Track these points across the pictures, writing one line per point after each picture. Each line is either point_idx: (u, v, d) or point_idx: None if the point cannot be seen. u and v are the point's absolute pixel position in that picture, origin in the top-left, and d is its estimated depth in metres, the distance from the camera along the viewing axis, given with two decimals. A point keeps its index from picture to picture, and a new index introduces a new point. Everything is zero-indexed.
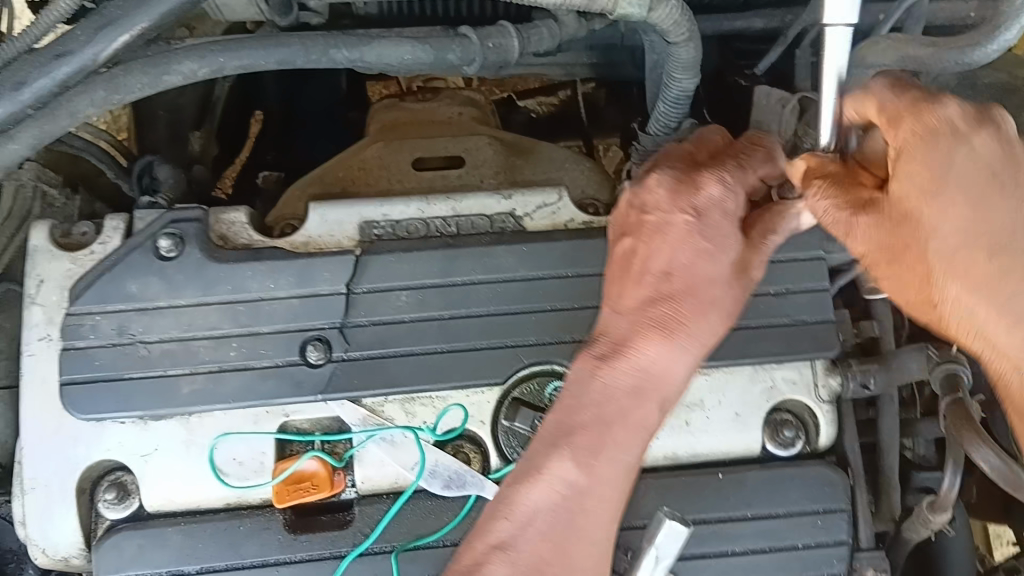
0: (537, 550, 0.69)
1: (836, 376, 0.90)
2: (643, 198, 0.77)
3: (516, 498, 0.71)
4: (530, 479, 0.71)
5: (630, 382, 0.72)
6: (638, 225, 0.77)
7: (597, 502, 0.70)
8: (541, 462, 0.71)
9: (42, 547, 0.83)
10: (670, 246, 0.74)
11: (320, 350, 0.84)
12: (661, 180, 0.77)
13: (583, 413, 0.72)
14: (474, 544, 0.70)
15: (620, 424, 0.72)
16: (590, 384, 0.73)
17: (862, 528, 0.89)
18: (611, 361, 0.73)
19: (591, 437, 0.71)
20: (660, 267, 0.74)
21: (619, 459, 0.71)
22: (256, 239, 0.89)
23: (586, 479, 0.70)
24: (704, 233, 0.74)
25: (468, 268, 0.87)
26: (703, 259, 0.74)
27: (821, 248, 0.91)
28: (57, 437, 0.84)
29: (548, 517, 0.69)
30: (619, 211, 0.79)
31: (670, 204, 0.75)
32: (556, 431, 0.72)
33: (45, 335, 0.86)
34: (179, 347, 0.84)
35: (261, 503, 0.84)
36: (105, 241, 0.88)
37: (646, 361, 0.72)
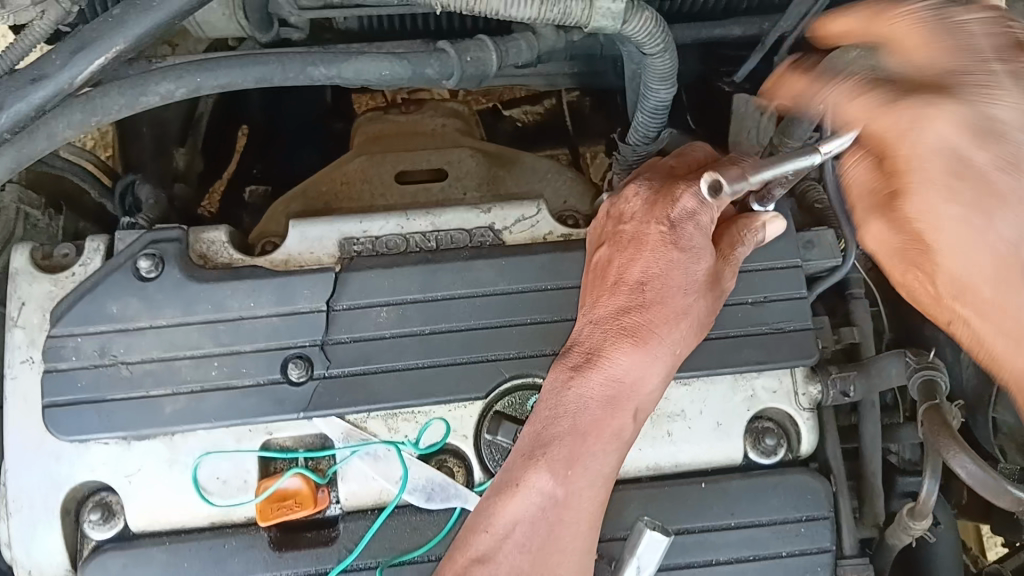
0: (516, 562, 0.69)
1: (816, 384, 0.91)
2: (620, 209, 0.80)
3: (494, 511, 0.71)
4: (508, 491, 0.71)
5: (603, 391, 0.73)
6: (615, 235, 0.79)
7: (573, 512, 0.70)
8: (518, 475, 0.71)
9: (27, 569, 0.83)
10: (642, 255, 0.75)
11: (301, 367, 0.85)
12: (638, 190, 0.80)
13: (558, 424, 0.72)
14: (454, 556, 0.71)
15: (595, 434, 0.72)
16: (564, 394, 0.73)
17: (846, 536, 0.90)
18: (584, 371, 0.73)
19: (566, 448, 0.71)
20: (634, 277, 0.75)
21: (594, 470, 0.72)
22: (236, 258, 0.90)
23: (562, 489, 0.70)
24: (677, 244, 0.75)
25: (448, 282, 0.88)
26: (674, 269, 0.74)
27: (800, 256, 0.92)
28: (41, 458, 0.84)
29: (527, 528, 0.70)
30: (600, 223, 0.82)
31: (645, 213, 0.77)
32: (533, 444, 0.73)
33: (27, 357, 0.86)
34: (161, 366, 0.84)
35: (244, 522, 0.84)
36: (86, 262, 0.89)
37: (619, 371, 0.72)
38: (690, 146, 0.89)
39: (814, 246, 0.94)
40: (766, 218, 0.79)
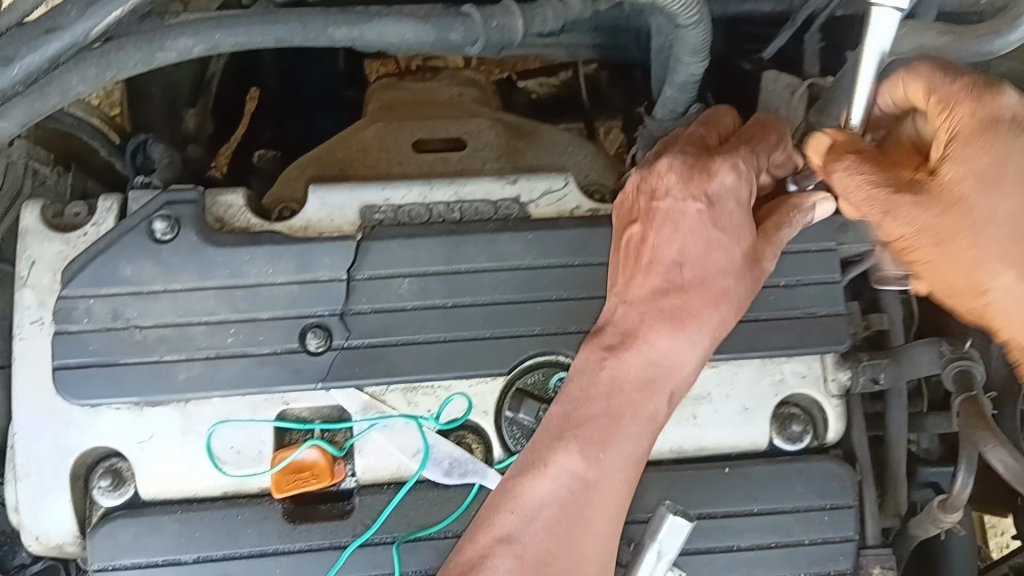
0: (542, 544, 0.67)
1: (845, 371, 0.89)
2: (653, 184, 0.76)
3: (521, 491, 0.69)
4: (533, 472, 0.69)
5: (639, 373, 0.71)
6: (648, 212, 0.76)
7: (605, 496, 0.68)
8: (546, 454, 0.70)
9: (35, 535, 0.81)
10: (681, 234, 0.73)
11: (320, 337, 0.82)
12: (672, 165, 0.76)
13: (590, 406, 0.71)
14: (476, 538, 0.69)
15: (629, 417, 0.70)
16: (598, 375, 0.71)
17: (869, 525, 0.88)
18: (619, 351, 0.72)
19: (599, 429, 0.69)
20: (670, 256, 0.73)
21: (627, 452, 0.70)
22: (254, 222, 0.87)
23: (594, 471, 0.68)
24: (717, 222, 0.73)
25: (473, 253, 0.85)
26: (714, 248, 0.72)
27: (835, 240, 0.89)
28: (50, 424, 0.82)
29: (555, 510, 0.67)
30: (629, 200, 0.78)
31: (680, 187, 0.74)
32: (561, 425, 0.71)
33: (37, 318, 0.84)
34: (175, 332, 0.82)
35: (259, 492, 0.82)
36: (99, 223, 0.86)
37: (656, 352, 0.71)
38: (715, 112, 0.86)
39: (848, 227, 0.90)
40: (816, 199, 0.77)
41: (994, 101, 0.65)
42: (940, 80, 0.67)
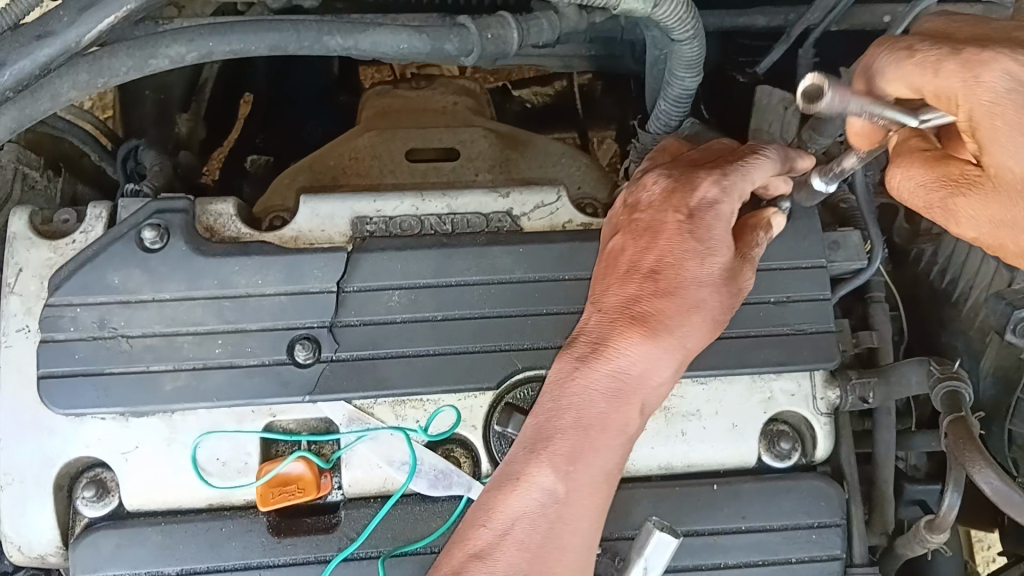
0: (514, 559, 0.66)
1: (834, 388, 0.88)
2: (637, 197, 0.79)
3: (494, 505, 0.68)
4: (508, 485, 0.69)
5: (608, 384, 0.70)
6: (630, 224, 0.77)
7: (575, 509, 0.68)
8: (520, 468, 0.69)
9: (16, 544, 0.80)
10: (657, 244, 0.73)
11: (308, 349, 0.81)
12: (658, 179, 0.78)
13: (562, 417, 0.70)
14: (451, 555, 0.68)
15: (599, 429, 0.69)
16: (568, 385, 0.71)
17: (857, 543, 0.88)
18: (589, 362, 0.71)
19: (569, 441, 0.69)
20: (647, 267, 0.73)
21: (597, 465, 0.69)
22: (244, 232, 0.86)
23: (564, 485, 0.68)
24: (695, 234, 0.73)
25: (463, 267, 0.85)
26: (690, 260, 0.72)
27: (825, 256, 0.88)
28: (32, 432, 0.81)
29: (526, 525, 0.67)
30: (616, 213, 0.80)
31: (662, 200, 0.76)
32: (534, 437, 0.71)
33: (23, 326, 0.82)
34: (162, 342, 0.81)
35: (243, 504, 0.82)
36: (88, 230, 0.85)
37: (626, 363, 0.70)
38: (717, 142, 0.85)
39: (839, 247, 0.91)
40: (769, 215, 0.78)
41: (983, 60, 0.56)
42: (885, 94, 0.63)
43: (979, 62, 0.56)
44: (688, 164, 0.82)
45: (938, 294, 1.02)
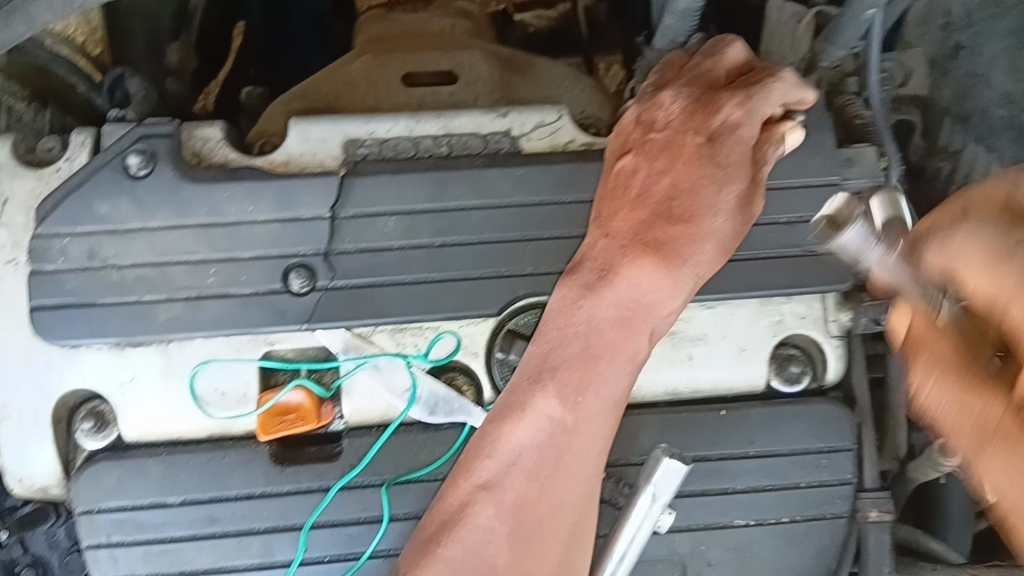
0: (521, 488, 0.65)
1: (847, 312, 0.86)
2: (652, 115, 0.75)
3: (499, 436, 0.67)
4: (513, 414, 0.67)
5: (616, 312, 0.67)
6: (642, 144, 0.74)
7: (583, 439, 0.66)
8: (525, 397, 0.67)
9: (19, 477, 0.81)
10: (675, 168, 0.70)
11: (303, 278, 0.79)
12: (675, 97, 0.75)
13: (568, 347, 0.68)
14: (455, 485, 0.67)
15: (607, 357, 0.67)
16: (574, 314, 0.68)
17: (868, 467, 0.85)
18: (597, 290, 0.68)
19: (576, 371, 0.67)
20: (661, 191, 0.70)
21: (604, 394, 0.66)
22: (233, 157, 0.83)
23: (572, 415, 0.66)
24: (713, 157, 0.70)
25: (462, 191, 0.82)
26: (707, 184, 0.69)
27: (838, 174, 0.85)
28: (28, 365, 0.80)
29: (533, 454, 0.66)
30: (625, 130, 0.77)
31: (682, 120, 0.73)
32: (539, 365, 0.68)
33: (11, 258, 0.80)
34: (154, 272, 0.79)
35: (244, 435, 0.81)
36: (72, 158, 0.82)
37: (636, 291, 0.67)
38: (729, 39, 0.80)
39: (852, 164, 0.86)
40: (784, 130, 0.74)
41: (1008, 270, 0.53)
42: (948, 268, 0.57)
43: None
44: (698, 79, 0.77)
45: None
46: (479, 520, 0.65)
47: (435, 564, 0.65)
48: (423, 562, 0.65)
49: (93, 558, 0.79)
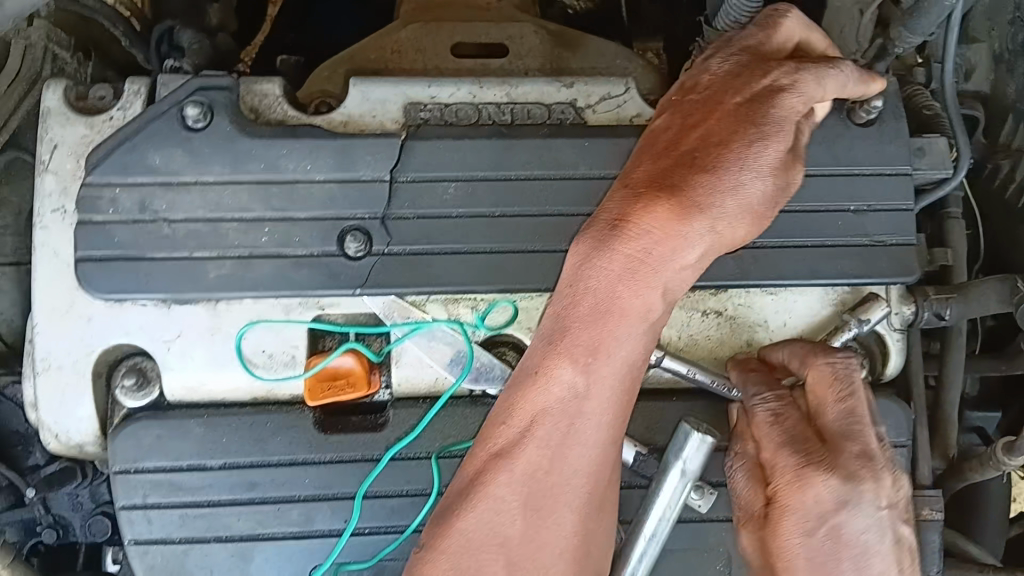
0: (533, 458, 0.62)
1: (910, 305, 0.84)
2: (695, 79, 0.72)
3: (516, 400, 0.63)
4: (529, 379, 0.63)
5: (631, 264, 0.61)
6: (679, 104, 0.70)
7: (595, 404, 0.62)
8: (541, 359, 0.63)
9: (54, 432, 0.78)
10: (706, 123, 0.67)
11: (359, 241, 0.77)
12: (722, 62, 0.72)
13: (580, 305, 0.62)
14: (475, 452, 0.64)
15: (620, 316, 0.62)
16: (586, 268, 0.62)
17: (921, 464, 0.86)
18: (611, 240, 0.62)
19: (588, 331, 0.62)
20: (689, 143, 0.66)
21: (620, 356, 0.63)
22: (290, 115, 0.80)
23: (587, 381, 0.62)
24: (748, 119, 0.66)
25: (523, 160, 0.80)
26: (738, 141, 0.65)
27: (911, 162, 0.82)
28: (71, 317, 0.77)
29: (549, 423, 0.62)
30: (666, 94, 0.73)
31: (726, 80, 0.70)
32: (552, 327, 0.63)
33: (58, 207, 0.78)
34: (207, 228, 0.77)
35: (289, 399, 0.80)
36: (125, 107, 0.79)
37: (653, 240, 0.61)
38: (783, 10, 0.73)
39: (924, 153, 0.85)
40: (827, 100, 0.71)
41: (834, 459, 0.67)
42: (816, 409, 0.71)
43: (816, 464, 0.67)
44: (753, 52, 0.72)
45: (1011, 212, 0.98)
46: (495, 490, 0.62)
47: (451, 535, 0.63)
48: (438, 533, 0.63)
49: (127, 519, 0.78)
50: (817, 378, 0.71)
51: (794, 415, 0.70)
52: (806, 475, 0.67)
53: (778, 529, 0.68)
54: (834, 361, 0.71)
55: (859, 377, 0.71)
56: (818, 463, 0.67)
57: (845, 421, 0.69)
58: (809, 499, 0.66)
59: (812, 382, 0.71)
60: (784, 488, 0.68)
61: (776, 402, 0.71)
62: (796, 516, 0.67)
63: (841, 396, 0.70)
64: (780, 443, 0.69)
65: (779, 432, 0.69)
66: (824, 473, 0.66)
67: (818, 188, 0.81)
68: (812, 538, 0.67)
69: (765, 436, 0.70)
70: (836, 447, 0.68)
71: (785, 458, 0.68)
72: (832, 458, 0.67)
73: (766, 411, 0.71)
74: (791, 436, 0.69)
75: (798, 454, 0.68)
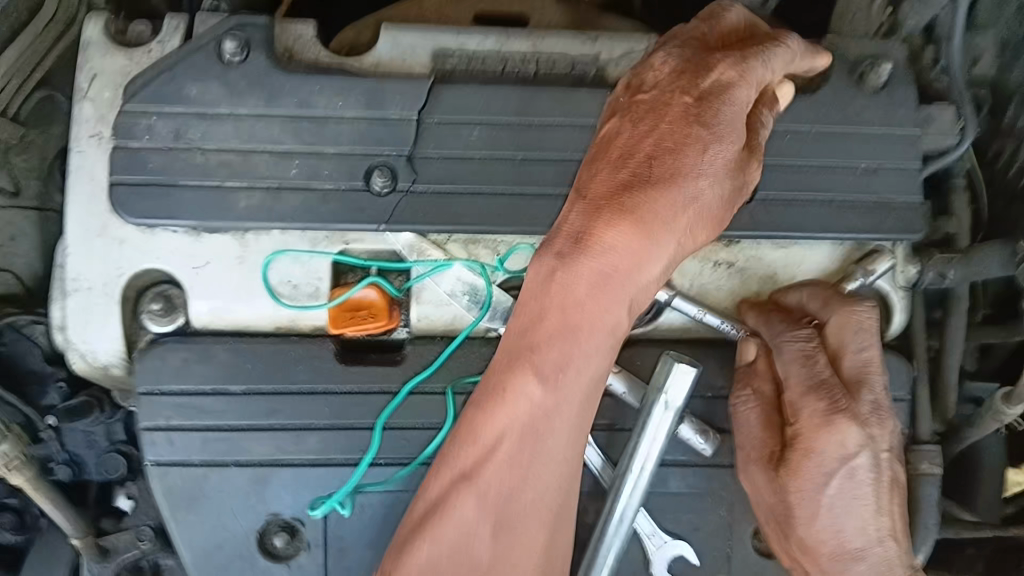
0: (503, 477, 0.64)
1: (914, 264, 0.86)
2: (643, 77, 0.69)
3: (482, 420, 0.64)
4: (494, 398, 0.64)
5: (595, 278, 0.63)
6: (630, 106, 0.68)
7: (562, 419, 0.64)
8: (505, 376, 0.64)
9: (81, 352, 0.80)
10: (661, 127, 0.65)
11: (385, 178, 0.80)
12: (667, 58, 0.69)
13: (546, 321, 0.64)
14: (441, 472, 0.66)
15: (587, 329, 0.64)
16: (550, 287, 0.64)
17: (923, 422, 0.87)
18: (574, 257, 0.63)
19: (555, 347, 0.64)
20: (644, 149, 0.65)
21: (587, 369, 0.64)
22: (323, 57, 0.83)
23: (552, 395, 0.64)
24: (702, 119, 0.65)
25: (546, 108, 0.82)
26: (694, 149, 0.65)
27: (919, 127, 0.85)
28: (103, 240, 0.80)
29: (515, 441, 0.64)
30: (613, 94, 0.71)
31: (671, 80, 0.68)
32: (517, 345, 0.65)
33: (96, 133, 0.80)
34: (238, 158, 0.79)
35: (310, 331, 0.82)
36: (164, 41, 0.82)
37: (616, 254, 0.63)
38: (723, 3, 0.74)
39: (932, 121, 0.88)
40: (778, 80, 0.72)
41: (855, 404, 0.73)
42: (835, 352, 0.76)
43: (841, 409, 0.72)
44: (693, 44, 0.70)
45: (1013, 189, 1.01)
46: (462, 514, 0.64)
47: (414, 560, 0.63)
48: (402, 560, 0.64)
49: (149, 440, 0.79)
50: (836, 324, 0.76)
51: (820, 359, 0.75)
52: (833, 419, 0.72)
53: (799, 467, 0.73)
54: (857, 310, 0.76)
55: (876, 324, 0.75)
56: (843, 409, 0.72)
57: (862, 367, 0.75)
58: (833, 441, 0.72)
59: (833, 329, 0.76)
60: (811, 430, 0.72)
61: (806, 345, 0.75)
62: (818, 455, 0.72)
63: (859, 344, 0.75)
64: (808, 386, 0.74)
65: (807, 374, 0.74)
66: (849, 419, 0.72)
67: (831, 146, 0.83)
68: (831, 477, 0.73)
69: (793, 378, 0.75)
70: (855, 391, 0.74)
71: (814, 402, 0.73)
72: (854, 403, 0.73)
73: (796, 353, 0.75)
74: (818, 381, 0.74)
75: (824, 398, 0.73)
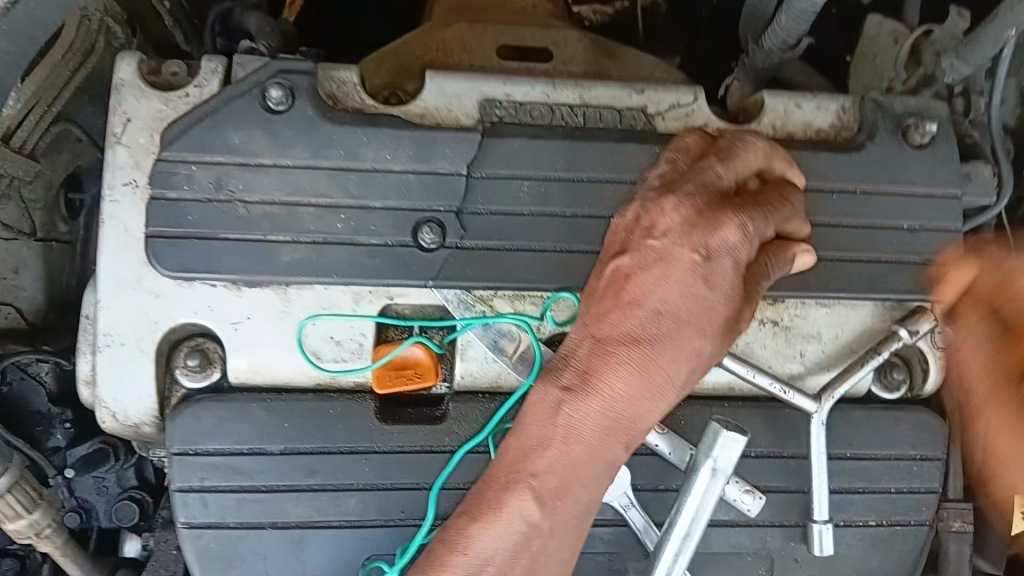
0: None
1: (953, 323, 0.86)
2: (653, 219, 0.65)
3: (468, 532, 0.61)
4: (485, 514, 0.61)
5: (600, 420, 0.61)
6: (638, 247, 0.65)
7: (553, 550, 0.62)
8: (497, 496, 0.61)
9: (111, 411, 0.76)
10: (668, 278, 0.62)
11: (434, 233, 0.78)
12: (679, 205, 0.65)
13: (542, 455, 0.61)
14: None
15: (586, 466, 0.62)
16: (554, 418, 0.61)
17: (953, 480, 0.88)
18: (579, 392, 0.61)
19: (557, 476, 0.61)
20: (653, 300, 0.62)
21: (583, 501, 0.62)
22: (368, 103, 0.80)
23: (549, 522, 0.61)
24: (707, 278, 0.62)
25: (596, 163, 0.81)
26: (699, 306, 0.62)
27: (960, 187, 0.86)
28: (136, 293, 0.76)
29: (506, 559, 0.60)
30: (615, 224, 0.68)
31: (682, 230, 0.64)
32: (511, 469, 0.62)
33: (130, 181, 0.77)
34: (282, 211, 0.76)
35: (351, 388, 0.79)
36: (203, 83, 0.79)
37: (619, 397, 0.61)
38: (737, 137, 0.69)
39: (971, 180, 0.89)
40: (798, 251, 0.69)
41: None
42: None
43: None
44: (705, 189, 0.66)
45: None
46: None
47: None
48: None
49: (181, 502, 0.76)
50: None
51: None
52: None
53: None
54: None
55: None
56: None
57: None
58: None
59: None
60: None
61: None
62: None
63: None
64: None
65: None
66: None
67: (877, 205, 0.84)
68: None
69: None
70: None
71: None
72: None
73: None
74: None
75: None
